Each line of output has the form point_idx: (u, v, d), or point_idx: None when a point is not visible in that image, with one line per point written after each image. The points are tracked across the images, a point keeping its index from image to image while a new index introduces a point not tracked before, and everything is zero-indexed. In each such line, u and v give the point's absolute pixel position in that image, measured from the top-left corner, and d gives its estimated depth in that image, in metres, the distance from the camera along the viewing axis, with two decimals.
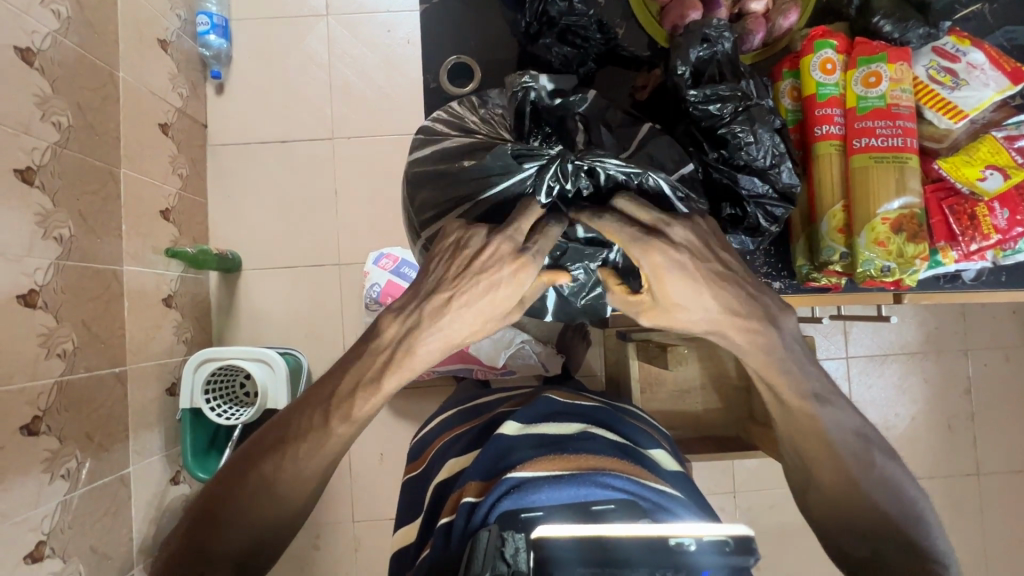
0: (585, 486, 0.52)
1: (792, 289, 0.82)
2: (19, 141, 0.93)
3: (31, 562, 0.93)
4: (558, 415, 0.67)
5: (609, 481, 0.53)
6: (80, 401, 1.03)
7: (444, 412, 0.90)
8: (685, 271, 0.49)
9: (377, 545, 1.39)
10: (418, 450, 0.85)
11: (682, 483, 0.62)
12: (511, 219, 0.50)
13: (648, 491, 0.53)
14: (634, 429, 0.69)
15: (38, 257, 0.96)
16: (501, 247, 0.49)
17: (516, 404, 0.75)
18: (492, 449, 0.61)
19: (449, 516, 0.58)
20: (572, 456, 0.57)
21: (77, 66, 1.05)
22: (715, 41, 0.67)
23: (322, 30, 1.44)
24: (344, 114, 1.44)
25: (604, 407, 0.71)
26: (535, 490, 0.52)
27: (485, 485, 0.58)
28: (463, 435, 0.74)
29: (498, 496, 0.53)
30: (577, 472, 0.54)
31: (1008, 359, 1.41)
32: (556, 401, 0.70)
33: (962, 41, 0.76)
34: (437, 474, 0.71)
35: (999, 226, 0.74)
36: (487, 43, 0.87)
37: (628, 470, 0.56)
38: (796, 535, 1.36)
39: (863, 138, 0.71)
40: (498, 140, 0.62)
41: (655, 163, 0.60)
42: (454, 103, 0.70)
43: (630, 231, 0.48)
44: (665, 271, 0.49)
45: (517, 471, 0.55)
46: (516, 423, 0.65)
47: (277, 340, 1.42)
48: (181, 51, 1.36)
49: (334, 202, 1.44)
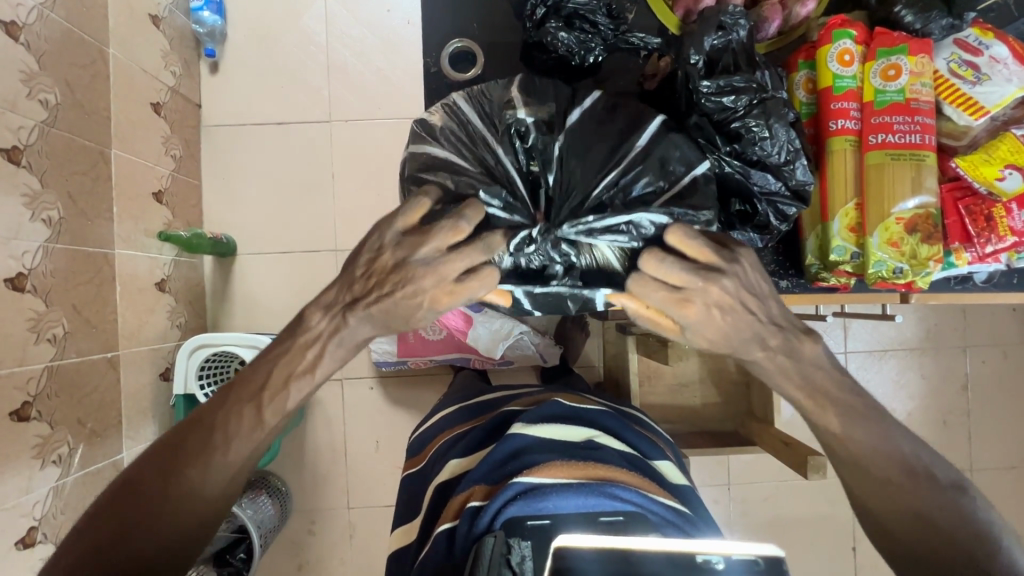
0: (594, 496, 0.52)
1: (800, 287, 0.80)
2: (5, 119, 0.90)
3: (23, 548, 0.92)
4: (561, 419, 0.65)
5: (619, 492, 0.52)
6: (72, 386, 1.01)
7: (444, 407, 0.89)
8: (717, 322, 0.49)
9: (372, 532, 1.40)
10: (417, 446, 0.85)
11: (689, 496, 0.61)
12: (444, 257, 0.49)
13: (655, 505, 0.53)
14: (638, 436, 0.68)
15: (26, 240, 0.94)
16: (424, 283, 0.49)
17: (522, 404, 0.74)
18: (502, 450, 0.60)
19: (451, 521, 0.57)
20: (583, 462, 0.56)
21: (65, 41, 1.02)
22: (731, 28, 0.64)
23: (320, 8, 1.40)
24: (342, 96, 1.40)
25: (610, 413, 0.70)
26: (544, 497, 0.52)
27: (491, 490, 0.57)
28: (464, 435, 0.73)
29: (505, 501, 0.52)
30: (588, 481, 0.54)
31: (1006, 357, 1.41)
32: (562, 404, 0.69)
33: (984, 33, 0.73)
34: (438, 474, 0.69)
35: (1016, 228, 0.72)
36: (489, 27, 0.84)
37: (640, 483, 0.56)
38: (787, 526, 1.37)
39: (880, 134, 0.69)
40: (491, 158, 0.61)
41: (665, 169, 0.60)
42: (445, 100, 0.68)
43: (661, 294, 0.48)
44: (699, 325, 0.49)
45: (527, 475, 0.54)
46: (520, 423, 0.63)
47: (273, 327, 1.41)
48: (173, 27, 1.31)
49: (331, 186, 1.41)
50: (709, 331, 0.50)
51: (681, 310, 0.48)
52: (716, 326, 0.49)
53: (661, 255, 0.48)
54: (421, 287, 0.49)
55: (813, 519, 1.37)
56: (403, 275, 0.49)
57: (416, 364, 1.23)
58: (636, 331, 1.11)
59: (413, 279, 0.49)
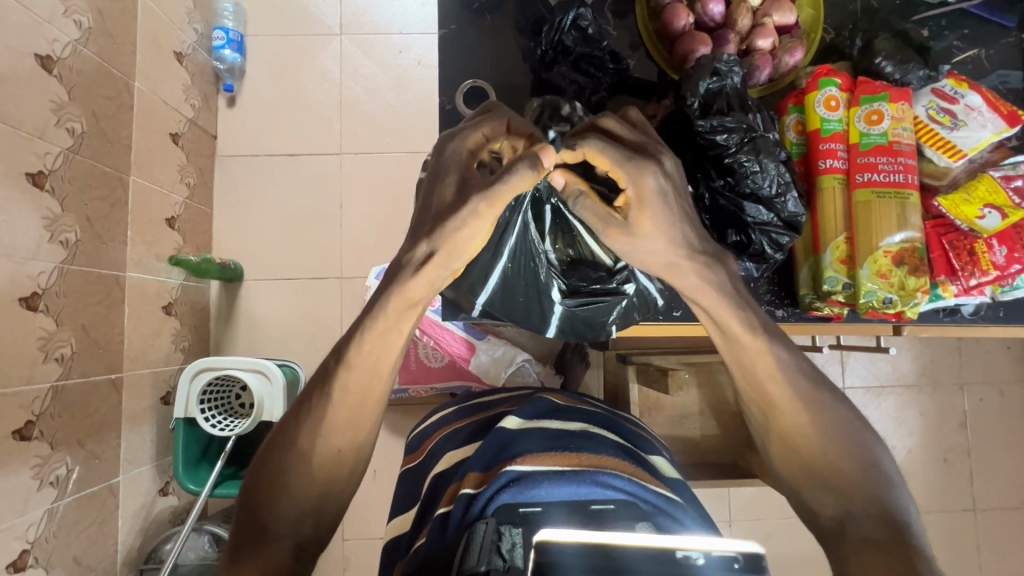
0: (586, 485, 0.52)
1: (851, 317, 0.84)
2: (32, 146, 0.94)
3: (13, 571, 0.91)
4: (557, 413, 0.67)
5: (610, 480, 0.53)
6: (74, 407, 1.02)
7: (445, 407, 0.89)
8: (669, 201, 0.51)
9: (367, 566, 1.37)
10: (416, 443, 0.85)
11: (680, 486, 0.61)
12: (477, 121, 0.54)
13: (648, 493, 0.53)
14: (632, 433, 0.70)
15: (43, 261, 0.96)
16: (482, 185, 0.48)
17: (515, 403, 0.75)
18: (493, 441, 0.61)
19: (446, 507, 0.56)
20: (575, 453, 0.57)
21: (95, 75, 1.07)
22: (725, 74, 0.69)
23: (335, 48, 1.47)
24: (352, 129, 1.46)
25: (600, 411, 0.72)
26: (536, 485, 0.52)
27: (484, 477, 0.57)
28: (461, 430, 0.74)
29: (497, 488, 0.53)
30: (579, 469, 0.54)
31: (1003, 395, 1.42)
32: (555, 402, 0.71)
33: (960, 84, 0.79)
34: (436, 466, 0.70)
35: (997, 262, 0.76)
36: (498, 66, 0.89)
37: (629, 470, 0.56)
38: (788, 565, 1.34)
39: (866, 173, 0.73)
40: None
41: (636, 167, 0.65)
42: None
43: (621, 153, 0.49)
44: (648, 198, 0.50)
45: (518, 464, 0.55)
46: (517, 418, 0.65)
47: (275, 352, 1.42)
48: (195, 63, 1.38)
49: (338, 215, 1.45)
50: (659, 208, 0.51)
51: (639, 178, 0.50)
52: (671, 234, 0.52)
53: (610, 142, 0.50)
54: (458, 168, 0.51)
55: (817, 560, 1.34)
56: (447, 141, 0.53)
57: (417, 391, 1.25)
58: (637, 361, 1.15)
59: (447, 201, 0.50)
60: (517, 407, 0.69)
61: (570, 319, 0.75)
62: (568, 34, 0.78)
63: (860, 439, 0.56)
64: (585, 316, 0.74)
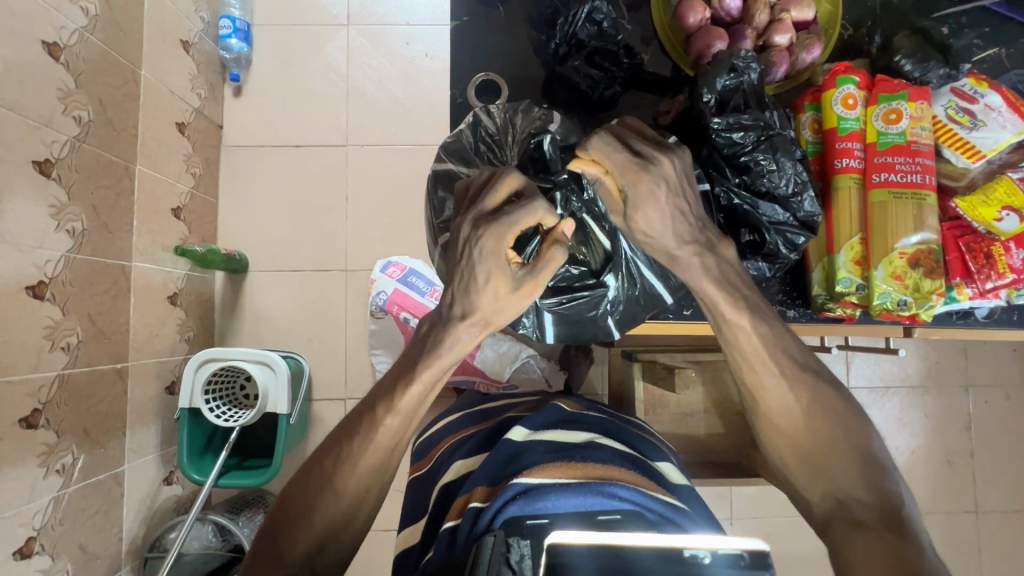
0: (592, 496, 0.52)
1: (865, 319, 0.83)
2: (40, 134, 0.94)
3: (19, 558, 0.91)
4: (564, 423, 0.67)
5: (616, 491, 0.52)
6: (81, 395, 1.02)
7: (451, 412, 0.89)
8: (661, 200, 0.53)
9: (369, 558, 1.37)
10: (423, 450, 0.85)
11: (688, 495, 0.61)
12: (508, 213, 0.52)
13: (654, 503, 0.52)
14: (639, 440, 0.69)
15: (49, 249, 0.96)
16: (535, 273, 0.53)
17: (524, 411, 0.75)
18: (502, 452, 0.61)
19: (454, 520, 0.56)
20: (580, 463, 0.57)
21: (101, 63, 1.06)
22: (743, 70, 0.68)
23: (342, 39, 1.46)
24: (359, 122, 1.45)
25: (606, 419, 0.71)
26: (543, 497, 0.52)
27: (492, 491, 0.57)
28: (470, 439, 0.73)
29: (505, 502, 0.52)
30: (585, 481, 0.54)
31: (1008, 398, 1.41)
32: (564, 410, 0.71)
33: (980, 83, 0.77)
34: (446, 474, 0.69)
35: (1014, 265, 0.75)
36: (510, 60, 0.88)
37: (635, 480, 0.56)
38: (789, 564, 1.35)
39: (883, 173, 0.72)
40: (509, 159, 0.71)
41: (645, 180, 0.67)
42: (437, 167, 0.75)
43: (624, 158, 0.52)
44: (643, 199, 0.52)
45: (526, 477, 0.55)
46: (524, 430, 0.64)
47: (279, 344, 1.42)
48: (202, 52, 1.37)
49: (344, 208, 1.44)
50: (652, 207, 0.53)
51: (633, 181, 0.52)
52: (666, 227, 0.54)
53: (612, 143, 0.53)
54: (503, 265, 0.53)
55: (817, 559, 1.35)
56: (475, 237, 0.53)
57: None
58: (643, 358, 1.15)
59: (501, 289, 0.53)
60: (528, 416, 0.69)
61: (564, 320, 0.73)
62: (583, 27, 0.76)
63: (868, 444, 0.56)
64: (575, 313, 0.72)
